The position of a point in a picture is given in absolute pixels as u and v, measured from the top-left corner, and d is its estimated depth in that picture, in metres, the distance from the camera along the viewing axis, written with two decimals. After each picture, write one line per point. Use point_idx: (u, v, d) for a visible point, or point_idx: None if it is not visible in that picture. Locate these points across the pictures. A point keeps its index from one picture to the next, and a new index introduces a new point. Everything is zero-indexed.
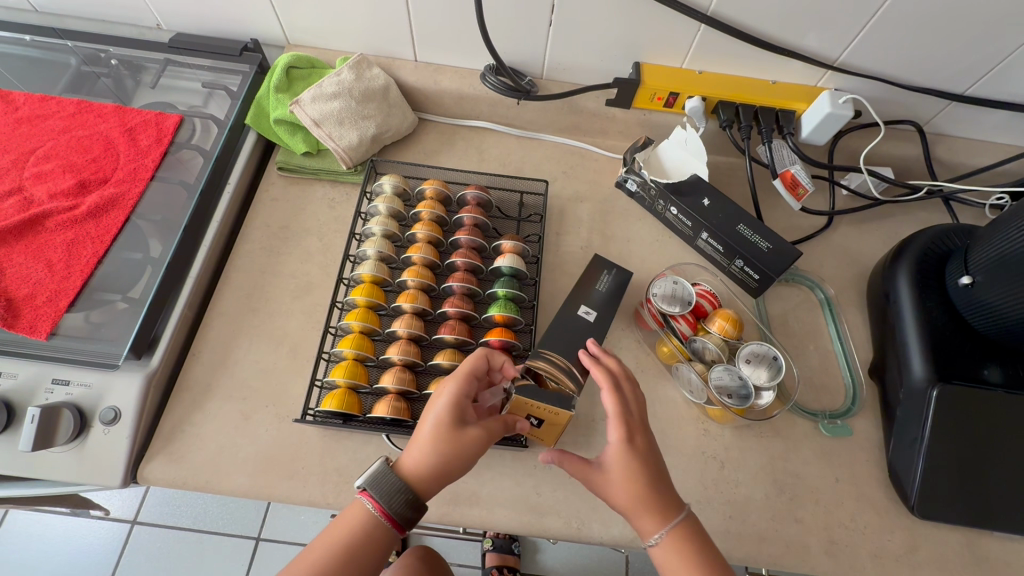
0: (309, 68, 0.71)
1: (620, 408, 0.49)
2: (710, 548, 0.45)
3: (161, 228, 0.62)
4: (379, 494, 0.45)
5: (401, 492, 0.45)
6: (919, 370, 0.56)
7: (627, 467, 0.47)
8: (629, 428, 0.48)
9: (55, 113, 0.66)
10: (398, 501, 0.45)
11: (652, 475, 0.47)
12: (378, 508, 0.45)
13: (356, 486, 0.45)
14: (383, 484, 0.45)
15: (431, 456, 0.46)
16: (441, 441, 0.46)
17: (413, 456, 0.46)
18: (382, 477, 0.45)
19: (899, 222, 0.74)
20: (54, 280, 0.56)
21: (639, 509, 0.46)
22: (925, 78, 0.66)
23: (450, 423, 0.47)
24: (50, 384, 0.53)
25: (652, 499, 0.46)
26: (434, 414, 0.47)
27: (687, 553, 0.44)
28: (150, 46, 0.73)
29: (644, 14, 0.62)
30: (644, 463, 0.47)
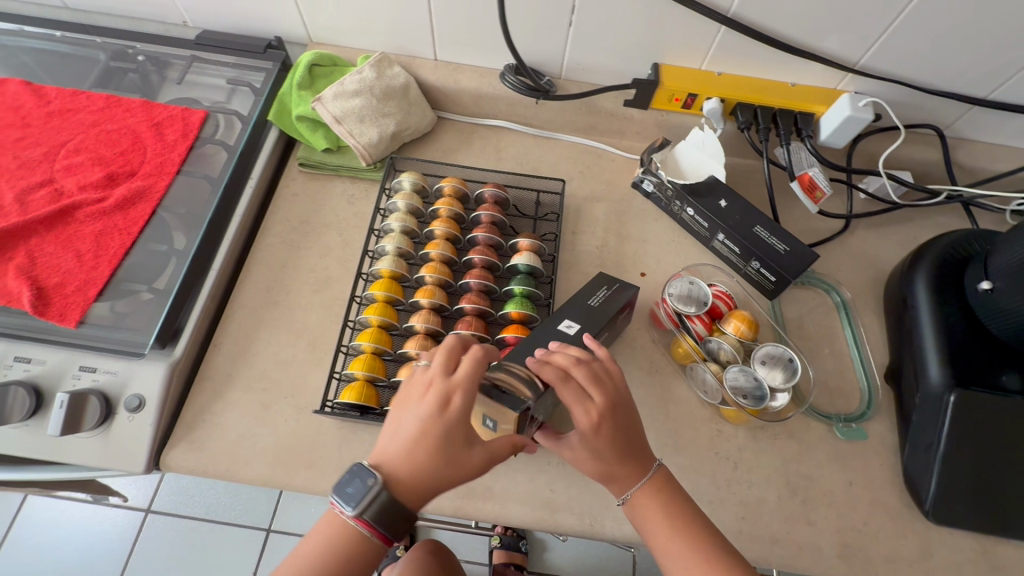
0: (331, 66, 0.72)
1: (576, 397, 0.47)
2: (685, 504, 0.49)
3: (186, 221, 0.63)
4: (383, 526, 0.42)
5: (402, 518, 0.42)
6: (936, 374, 0.56)
7: (592, 447, 0.48)
8: (590, 414, 0.47)
9: (85, 107, 0.68)
10: (390, 521, 0.42)
11: (616, 447, 0.48)
12: (376, 533, 0.43)
13: (346, 515, 0.42)
14: (382, 514, 0.42)
15: (435, 480, 0.43)
16: (445, 465, 0.43)
17: (413, 479, 0.43)
18: (382, 508, 0.42)
19: (918, 227, 0.74)
20: (82, 270, 0.58)
21: (610, 476, 0.49)
22: (947, 82, 0.66)
23: (457, 447, 0.44)
24: (77, 371, 0.54)
25: (620, 466, 0.49)
26: (437, 438, 0.43)
27: (662, 512, 0.48)
28: (176, 42, 0.74)
29: (664, 16, 0.63)
30: (608, 440, 0.48)
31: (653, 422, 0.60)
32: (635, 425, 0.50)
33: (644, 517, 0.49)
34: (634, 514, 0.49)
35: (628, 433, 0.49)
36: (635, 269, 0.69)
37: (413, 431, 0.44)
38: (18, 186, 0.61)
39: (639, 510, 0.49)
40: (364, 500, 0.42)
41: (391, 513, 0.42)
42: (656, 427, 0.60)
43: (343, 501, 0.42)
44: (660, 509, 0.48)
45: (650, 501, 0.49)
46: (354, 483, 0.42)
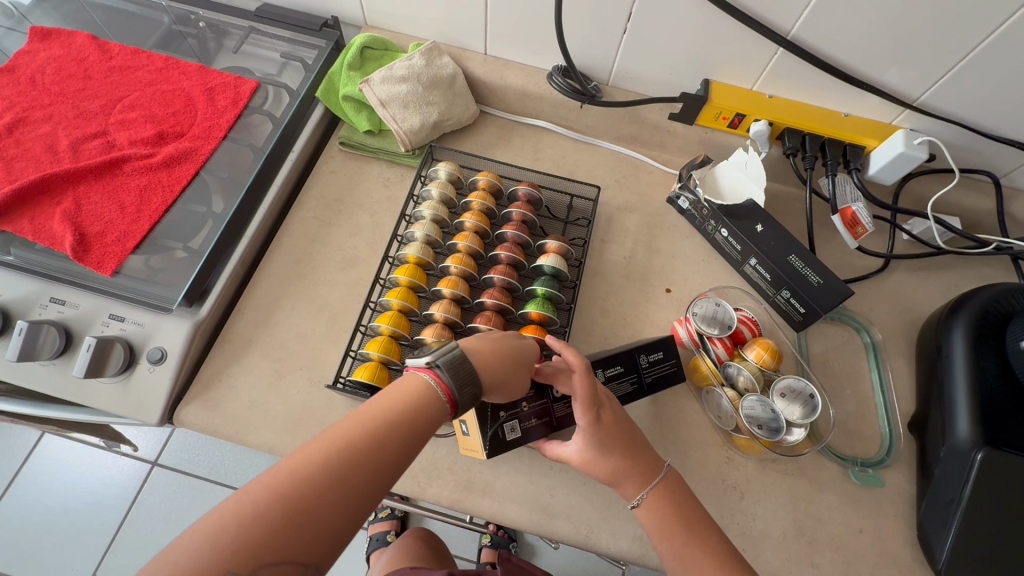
0: (382, 49, 0.73)
1: (589, 391, 0.49)
2: (689, 503, 0.50)
3: (226, 185, 0.64)
4: (452, 376, 0.42)
5: (470, 379, 0.43)
6: (965, 430, 0.54)
7: (600, 444, 0.50)
8: (594, 410, 0.50)
9: (144, 66, 0.70)
10: (459, 381, 0.43)
11: (620, 444, 0.50)
12: (444, 387, 0.42)
13: (421, 364, 0.43)
14: (457, 367, 0.43)
15: (498, 368, 0.47)
16: (504, 358, 0.48)
17: (481, 354, 0.46)
18: (455, 363, 0.43)
19: (961, 275, 0.71)
20: (124, 221, 0.59)
21: (620, 478, 0.50)
22: (1012, 130, 0.63)
23: (517, 351, 0.49)
24: (107, 318, 0.56)
25: (627, 467, 0.50)
26: (501, 339, 0.49)
27: (670, 513, 0.49)
28: (237, 13, 0.76)
29: (722, 31, 0.61)
30: (612, 436, 0.50)
31: (661, 441, 0.59)
32: (633, 427, 0.52)
33: (655, 522, 0.49)
34: (645, 516, 0.49)
35: (630, 433, 0.51)
36: (661, 284, 0.68)
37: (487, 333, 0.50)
38: (73, 134, 0.63)
39: (649, 514, 0.49)
40: (440, 351, 0.44)
41: (465, 373, 0.43)
42: (663, 446, 0.59)
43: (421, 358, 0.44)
44: (669, 511, 0.49)
45: (659, 503, 0.49)
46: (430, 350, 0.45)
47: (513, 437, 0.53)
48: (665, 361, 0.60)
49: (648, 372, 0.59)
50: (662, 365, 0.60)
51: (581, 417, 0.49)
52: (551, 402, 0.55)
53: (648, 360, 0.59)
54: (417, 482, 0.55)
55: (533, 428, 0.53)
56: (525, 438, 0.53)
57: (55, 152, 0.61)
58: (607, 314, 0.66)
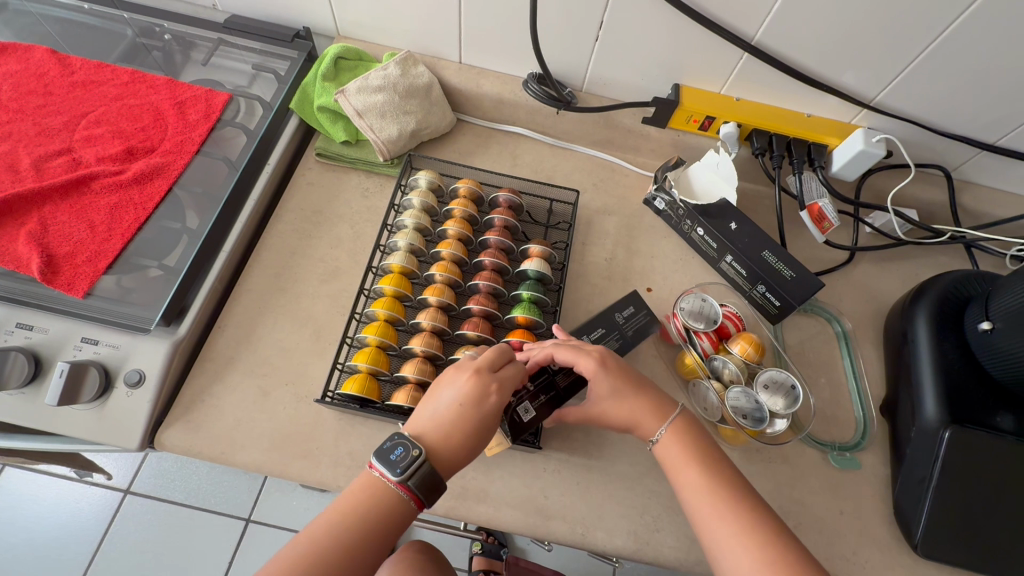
0: (357, 60, 0.73)
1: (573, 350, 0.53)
2: (705, 438, 0.52)
3: (201, 201, 0.63)
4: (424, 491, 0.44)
5: (442, 488, 0.44)
6: (932, 410, 0.57)
7: (611, 384, 0.52)
8: (590, 357, 0.53)
9: (109, 80, 0.67)
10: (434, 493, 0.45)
11: (629, 381, 0.53)
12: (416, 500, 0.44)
13: (402, 485, 0.43)
14: (429, 481, 0.44)
15: (460, 452, 0.47)
16: (473, 432, 0.47)
17: (445, 448, 0.46)
18: (425, 476, 0.44)
19: (919, 264, 0.75)
20: (94, 241, 0.57)
21: (638, 418, 0.52)
22: (958, 126, 0.67)
23: (491, 413, 0.48)
24: (79, 342, 0.54)
25: (641, 406, 0.52)
26: (476, 411, 0.47)
27: (685, 441, 0.51)
28: (205, 25, 0.74)
29: (690, 37, 0.64)
30: (619, 374, 0.53)
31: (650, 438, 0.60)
32: (636, 370, 0.55)
33: (672, 460, 0.50)
34: (663, 453, 0.51)
35: (636, 377, 0.54)
36: (642, 284, 0.70)
37: (455, 410, 0.47)
38: (36, 152, 0.61)
39: (668, 450, 0.51)
40: (409, 467, 0.44)
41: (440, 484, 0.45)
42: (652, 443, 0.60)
43: (392, 467, 0.44)
44: (684, 444, 0.50)
45: (676, 438, 0.51)
46: (396, 449, 0.44)
47: (529, 419, 0.54)
48: (638, 312, 0.63)
49: (628, 326, 0.62)
50: (637, 317, 0.63)
51: (585, 367, 0.52)
52: (552, 374, 0.56)
53: (623, 316, 0.62)
54: None
55: (543, 406, 0.55)
56: (539, 417, 0.54)
57: (16, 171, 0.59)
58: (591, 314, 0.67)
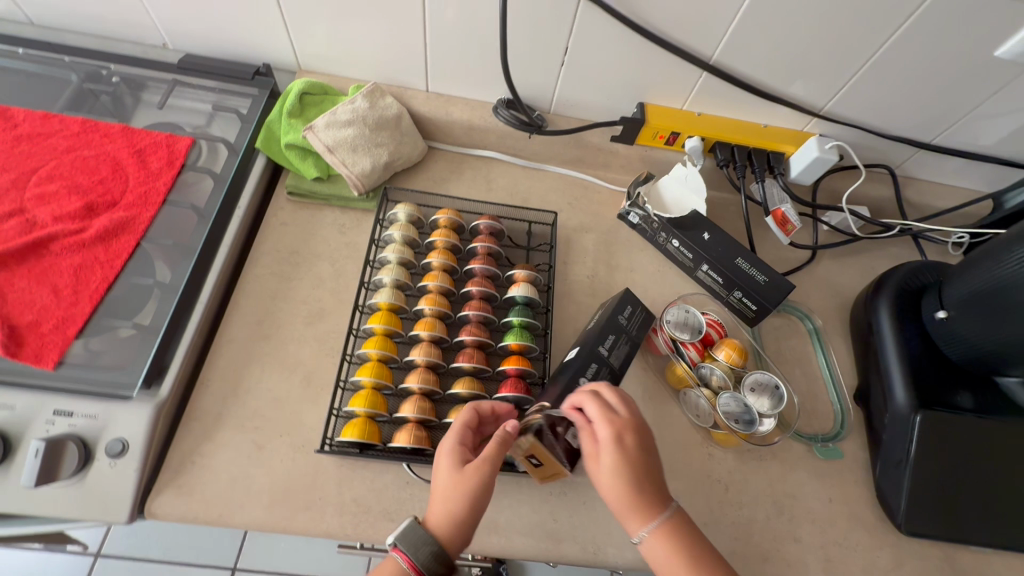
0: (322, 94, 0.71)
1: (599, 410, 0.50)
2: (700, 545, 0.45)
3: (172, 253, 0.60)
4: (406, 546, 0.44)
5: (424, 544, 0.44)
6: (902, 397, 0.61)
7: (621, 463, 0.47)
8: (614, 425, 0.49)
9: (58, 131, 0.64)
10: (423, 552, 0.44)
11: (644, 471, 0.48)
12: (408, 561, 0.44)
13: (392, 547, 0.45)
14: (417, 541, 0.45)
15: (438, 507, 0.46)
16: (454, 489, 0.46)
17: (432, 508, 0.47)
18: (410, 533, 0.45)
19: (874, 257, 0.81)
20: (61, 307, 0.54)
21: (625, 508, 0.47)
22: (898, 129, 0.73)
23: (454, 460, 0.48)
24: (51, 415, 0.51)
25: (631, 497, 0.46)
26: (453, 471, 0.47)
27: (673, 547, 0.45)
28: (156, 65, 0.71)
29: (652, 58, 0.66)
30: (637, 459, 0.48)
31: None
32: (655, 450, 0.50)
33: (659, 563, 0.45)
34: (648, 552, 0.45)
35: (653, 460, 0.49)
36: None
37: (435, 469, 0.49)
38: None
39: (654, 551, 0.45)
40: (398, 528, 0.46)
41: (432, 548, 0.44)
42: None
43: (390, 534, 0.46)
44: (674, 551, 0.45)
45: (664, 540, 0.45)
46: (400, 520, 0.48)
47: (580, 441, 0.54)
48: (636, 309, 0.63)
49: (633, 326, 0.62)
50: (636, 316, 0.63)
51: (601, 430, 0.49)
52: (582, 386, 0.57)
53: (625, 317, 0.62)
54: None
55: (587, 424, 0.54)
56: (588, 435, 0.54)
57: None
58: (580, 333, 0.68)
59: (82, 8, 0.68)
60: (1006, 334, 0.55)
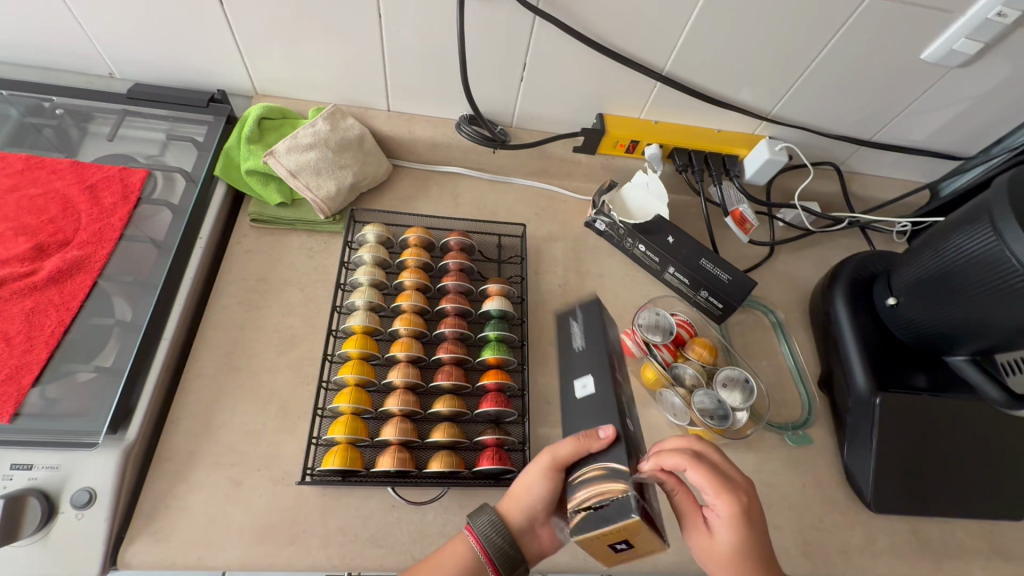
0: (281, 118, 0.70)
1: (713, 478, 0.44)
2: None
3: (132, 289, 0.58)
4: (486, 537, 0.47)
5: (502, 535, 0.47)
6: (862, 381, 0.65)
7: (738, 536, 0.44)
8: (731, 494, 0.44)
9: (0, 170, 0.61)
10: (501, 543, 0.47)
11: (762, 543, 0.45)
12: (483, 551, 0.47)
13: (468, 529, 0.48)
14: (496, 533, 0.47)
15: (517, 502, 0.49)
16: (536, 494, 0.48)
17: (510, 502, 0.49)
18: (493, 521, 0.48)
19: (827, 249, 0.85)
20: (13, 354, 0.52)
21: None
22: (840, 129, 0.77)
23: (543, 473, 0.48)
24: (7, 470, 0.48)
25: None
26: (542, 479, 0.48)
27: None
28: (104, 97, 0.68)
29: (608, 71, 0.69)
30: (755, 532, 0.44)
31: None
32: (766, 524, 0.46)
33: None
34: None
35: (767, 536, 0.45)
36: None
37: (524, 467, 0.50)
38: None
39: None
40: (478, 513, 0.49)
41: (507, 540, 0.47)
42: None
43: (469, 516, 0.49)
44: None
45: None
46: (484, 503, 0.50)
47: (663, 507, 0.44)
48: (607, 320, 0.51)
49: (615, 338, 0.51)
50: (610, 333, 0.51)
51: (724, 504, 0.44)
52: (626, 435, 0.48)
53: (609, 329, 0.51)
54: (409, 555, 0.53)
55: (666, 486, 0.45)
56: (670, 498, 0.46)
57: None
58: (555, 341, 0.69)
59: (21, 40, 0.65)
60: (949, 316, 0.59)
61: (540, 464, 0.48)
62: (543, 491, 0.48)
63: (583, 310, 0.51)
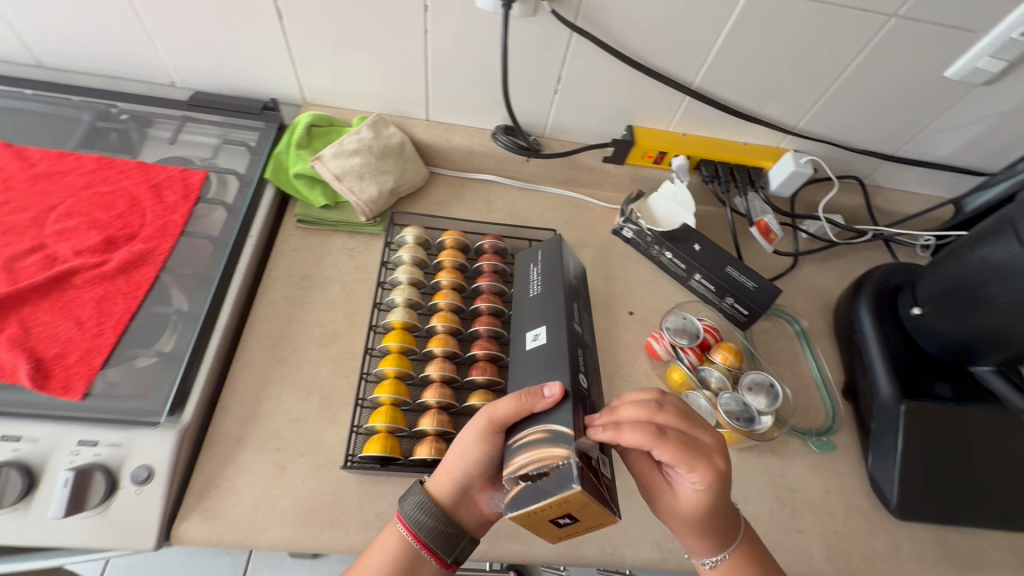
0: (327, 126, 0.75)
1: (680, 454, 0.43)
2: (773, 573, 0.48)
3: (190, 282, 0.62)
4: (415, 524, 0.48)
5: (430, 517, 0.48)
6: (887, 389, 0.66)
7: (707, 502, 0.45)
8: (699, 467, 0.44)
9: (75, 169, 0.66)
10: (428, 526, 0.47)
11: (727, 501, 0.46)
12: (414, 535, 0.48)
13: (398, 517, 0.48)
14: (422, 517, 0.48)
15: (445, 482, 0.49)
16: (464, 472, 0.48)
17: (438, 482, 0.49)
18: (419, 505, 0.48)
19: (850, 261, 0.86)
20: (85, 338, 0.56)
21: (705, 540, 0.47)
22: (864, 143, 0.79)
23: (469, 449, 0.47)
24: (75, 446, 0.51)
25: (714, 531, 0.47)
26: (468, 457, 0.47)
27: None
28: (167, 103, 0.74)
29: (639, 85, 0.72)
30: (721, 497, 0.45)
31: None
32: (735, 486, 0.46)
33: None
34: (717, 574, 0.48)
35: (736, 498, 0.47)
36: (624, 308, 0.76)
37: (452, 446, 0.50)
38: (5, 252, 0.58)
39: None
40: (407, 500, 0.49)
41: (435, 521, 0.48)
42: None
43: (400, 503, 0.49)
44: None
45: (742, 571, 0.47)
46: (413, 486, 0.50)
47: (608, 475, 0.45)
48: (574, 265, 0.66)
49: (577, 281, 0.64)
50: (569, 285, 0.63)
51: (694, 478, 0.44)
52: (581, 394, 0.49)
53: (572, 277, 0.64)
54: None
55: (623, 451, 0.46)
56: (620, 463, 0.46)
57: None
58: None
59: (95, 52, 0.70)
60: (975, 326, 0.61)
61: (464, 442, 0.47)
62: (470, 467, 0.48)
63: (542, 250, 0.67)
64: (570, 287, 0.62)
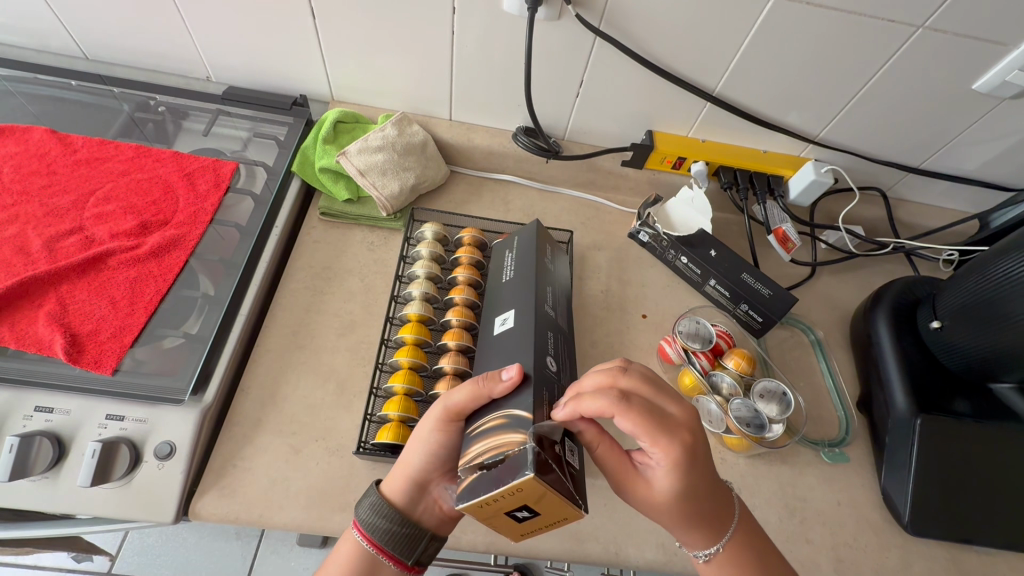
0: (355, 122, 0.77)
1: (642, 425, 0.42)
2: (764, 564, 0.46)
3: (217, 268, 0.65)
4: (371, 527, 0.49)
5: (384, 518, 0.49)
6: (903, 403, 0.65)
7: (679, 477, 0.44)
8: (663, 438, 0.43)
9: (114, 156, 0.69)
10: (383, 528, 0.49)
11: (701, 477, 0.45)
12: (370, 539, 0.48)
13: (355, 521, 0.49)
14: (377, 520, 0.49)
15: (400, 481, 0.50)
16: (420, 469, 0.50)
17: (393, 483, 0.50)
18: (374, 507, 0.49)
19: (870, 273, 0.85)
20: (117, 316, 0.58)
21: (689, 527, 0.46)
22: (887, 155, 0.79)
23: (424, 444, 0.49)
24: (103, 419, 0.54)
25: (694, 514, 0.45)
26: (422, 453, 0.49)
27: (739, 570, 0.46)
28: (202, 97, 0.77)
29: (660, 91, 0.73)
30: (693, 471, 0.44)
31: None
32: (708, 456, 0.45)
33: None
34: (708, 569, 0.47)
35: (713, 473, 0.46)
36: (637, 311, 0.76)
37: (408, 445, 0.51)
38: (46, 232, 0.61)
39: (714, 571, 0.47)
40: (364, 503, 0.50)
41: (390, 523, 0.49)
42: None
43: (358, 506, 0.50)
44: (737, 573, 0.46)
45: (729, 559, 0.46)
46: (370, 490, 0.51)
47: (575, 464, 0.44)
48: (556, 252, 0.69)
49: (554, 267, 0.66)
50: (545, 267, 0.65)
51: (661, 452, 0.43)
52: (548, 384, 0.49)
53: (549, 260, 0.66)
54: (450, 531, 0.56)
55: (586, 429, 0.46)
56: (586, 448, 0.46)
57: (28, 254, 0.59)
58: (596, 343, 0.72)
59: (138, 46, 0.74)
60: (996, 341, 0.60)
61: (419, 436, 0.49)
62: (424, 464, 0.49)
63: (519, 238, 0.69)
64: (544, 272, 0.64)
